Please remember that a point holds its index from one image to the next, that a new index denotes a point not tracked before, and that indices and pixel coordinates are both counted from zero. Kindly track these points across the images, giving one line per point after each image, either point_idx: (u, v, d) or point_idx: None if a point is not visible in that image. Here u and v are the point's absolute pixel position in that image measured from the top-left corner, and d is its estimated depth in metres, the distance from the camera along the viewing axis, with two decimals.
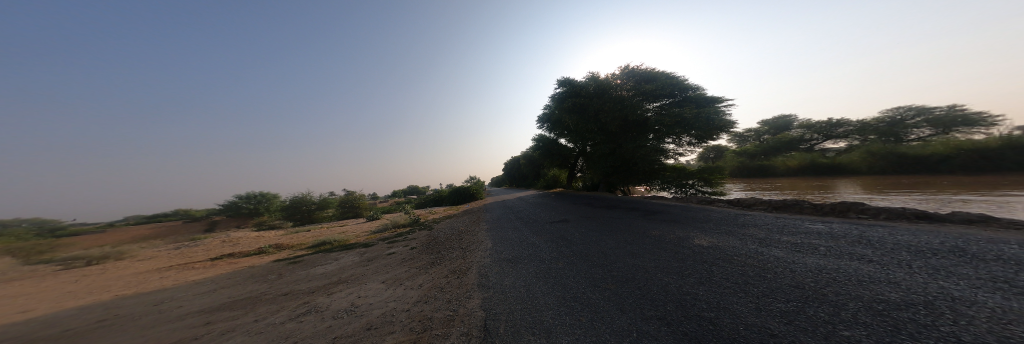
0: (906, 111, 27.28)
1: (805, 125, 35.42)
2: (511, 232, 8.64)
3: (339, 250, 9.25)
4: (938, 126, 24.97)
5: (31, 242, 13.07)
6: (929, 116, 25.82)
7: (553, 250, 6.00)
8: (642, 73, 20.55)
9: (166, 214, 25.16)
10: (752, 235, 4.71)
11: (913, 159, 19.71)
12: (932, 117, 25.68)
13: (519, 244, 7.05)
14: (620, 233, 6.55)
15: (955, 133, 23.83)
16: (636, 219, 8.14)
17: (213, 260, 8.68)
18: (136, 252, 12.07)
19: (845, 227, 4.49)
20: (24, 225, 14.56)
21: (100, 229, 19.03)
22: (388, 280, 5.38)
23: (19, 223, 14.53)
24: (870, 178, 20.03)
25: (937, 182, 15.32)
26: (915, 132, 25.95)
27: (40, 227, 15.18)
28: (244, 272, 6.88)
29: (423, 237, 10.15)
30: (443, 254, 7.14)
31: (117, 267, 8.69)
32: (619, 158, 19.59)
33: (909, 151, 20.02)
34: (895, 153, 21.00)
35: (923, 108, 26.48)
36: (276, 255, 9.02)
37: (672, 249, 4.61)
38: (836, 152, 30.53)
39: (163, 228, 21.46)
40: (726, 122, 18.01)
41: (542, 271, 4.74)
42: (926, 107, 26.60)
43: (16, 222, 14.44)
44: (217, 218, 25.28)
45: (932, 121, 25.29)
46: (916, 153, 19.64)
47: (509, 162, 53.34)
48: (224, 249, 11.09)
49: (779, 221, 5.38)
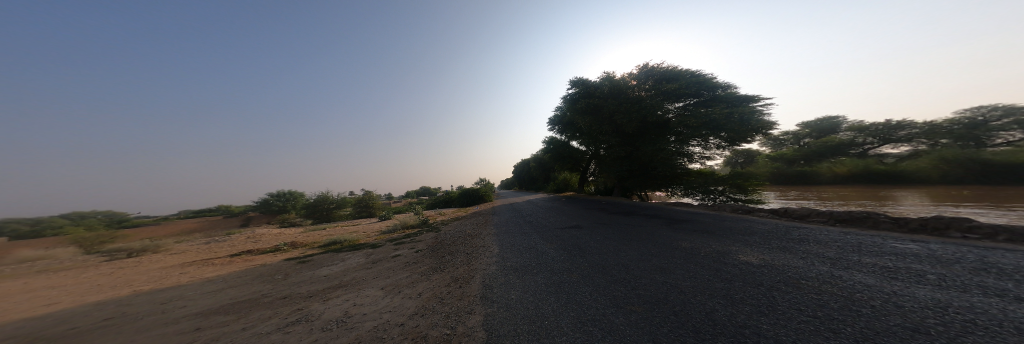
0: (991, 111, 23.49)
1: (857, 128, 31.73)
2: (520, 238, 8.07)
3: (348, 250, 9.18)
4: None
5: (91, 232, 14.48)
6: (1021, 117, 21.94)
7: (566, 259, 5.39)
8: (663, 71, 19.24)
9: (208, 209, 27.31)
10: (813, 253, 3.86)
11: (1002, 168, 16.72)
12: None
13: (527, 251, 6.51)
14: (642, 244, 5.80)
15: None
16: (659, 227, 7.29)
17: (231, 257, 8.89)
18: (170, 245, 12.85)
19: (951, 250, 3.48)
20: (96, 217, 16.59)
21: (154, 221, 21.14)
22: (387, 288, 5.02)
23: (93, 215, 16.58)
24: (942, 188, 17.26)
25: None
26: (1002, 136, 22.24)
27: (109, 219, 17.23)
28: (254, 270, 6.86)
29: (430, 240, 9.87)
30: (448, 259, 6.74)
31: (150, 260, 9.17)
32: (637, 162, 18.40)
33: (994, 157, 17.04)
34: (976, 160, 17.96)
35: (1013, 108, 22.61)
36: (288, 253, 9.12)
37: (710, 264, 3.84)
38: (897, 158, 26.92)
39: (205, 222, 23.36)
40: (763, 123, 16.30)
41: (552, 284, 4.16)
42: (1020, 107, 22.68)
43: (90, 213, 16.49)
44: (250, 214, 27.02)
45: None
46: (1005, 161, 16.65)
47: (520, 164, 52.93)
48: (244, 245, 11.49)
49: (848, 239, 4.41)
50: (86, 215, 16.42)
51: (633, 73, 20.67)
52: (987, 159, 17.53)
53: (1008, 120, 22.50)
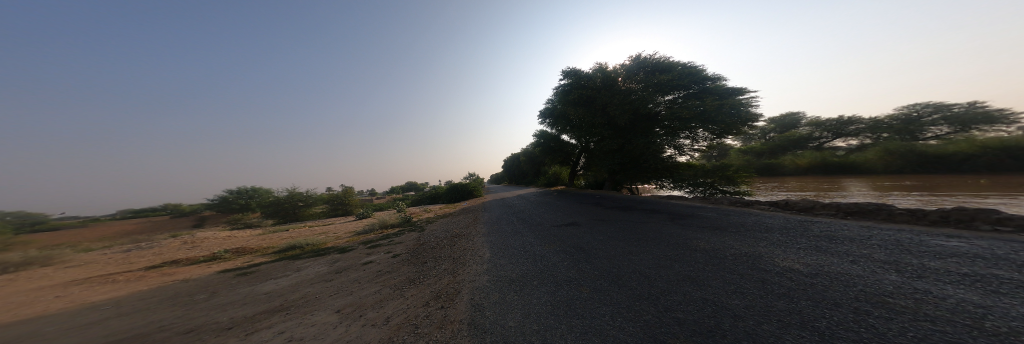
0: (924, 108, 26.35)
1: (815, 123, 34.28)
2: (514, 238, 7.31)
3: (308, 256, 7.82)
4: (957, 123, 23.78)
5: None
6: (948, 113, 24.82)
7: (572, 268, 4.70)
8: (655, 62, 18.87)
9: (154, 209, 23.81)
10: (858, 254, 3.32)
11: (935, 158, 18.63)
12: (950, 114, 24.60)
13: (522, 256, 5.73)
14: (651, 244, 5.18)
15: (975, 132, 22.55)
16: (661, 223, 6.80)
17: (150, 271, 7.13)
18: (80, 255, 10.44)
19: (1011, 250, 3.04)
20: None
21: (83, 223, 18.05)
22: (346, 310, 3.92)
23: None
24: (889, 178, 18.94)
25: (950, 181, 14.63)
26: (933, 130, 24.96)
27: None
28: (170, 292, 5.39)
29: (410, 242, 8.74)
30: (429, 266, 5.79)
31: (36, 277, 7.17)
32: (628, 155, 18.17)
33: (929, 149, 19.09)
34: (914, 151, 19.78)
35: (942, 105, 25.52)
36: (228, 263, 7.59)
37: (750, 272, 3.15)
38: (847, 151, 29.47)
39: (148, 223, 20.38)
40: (749, 116, 16.55)
41: (557, 305, 3.36)
42: (947, 104, 25.46)
43: None
44: (205, 214, 24.09)
45: (951, 119, 24.24)
46: (937, 152, 18.61)
47: (508, 159, 52.15)
48: (178, 253, 9.54)
49: (877, 236, 4.00)
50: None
51: (624, 64, 20.20)
52: (923, 150, 19.42)
53: (937, 115, 25.29)
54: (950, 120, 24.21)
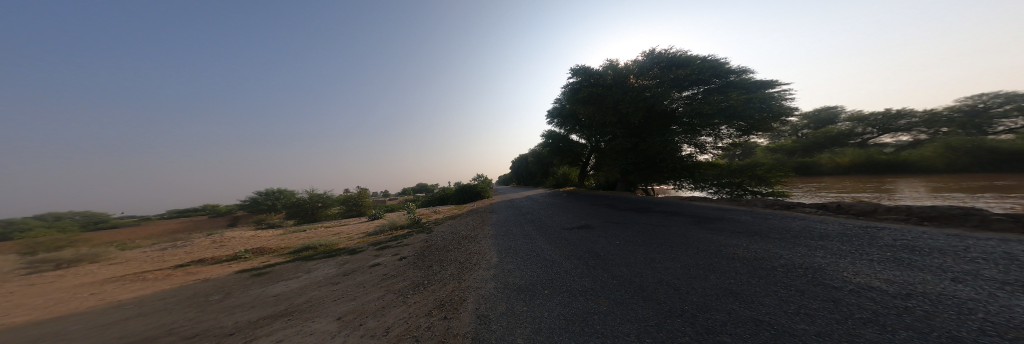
0: (993, 98, 23.16)
1: (857, 118, 31.20)
2: (523, 241, 6.94)
3: (319, 258, 7.88)
4: None
5: (49, 234, 13.12)
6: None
7: (587, 276, 4.25)
8: (672, 57, 17.83)
9: (194, 209, 25.85)
10: (956, 270, 2.65)
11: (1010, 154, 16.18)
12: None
13: (531, 261, 5.36)
14: (676, 250, 4.64)
15: None
16: (685, 227, 6.18)
17: (176, 269, 7.45)
18: (122, 252, 11.31)
19: None
20: (72, 217, 15.55)
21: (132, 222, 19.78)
22: (346, 318, 3.73)
23: (69, 216, 15.56)
24: (951, 177, 16.66)
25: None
26: (1005, 122, 21.83)
27: (84, 220, 16.06)
28: (188, 292, 5.51)
29: (418, 244, 8.60)
30: (435, 272, 5.55)
31: (80, 273, 7.72)
32: (643, 154, 17.23)
33: (1003, 144, 16.62)
34: (983, 147, 17.30)
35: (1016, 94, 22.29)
36: (245, 263, 7.78)
37: (811, 288, 2.60)
38: (897, 147, 26.47)
39: (187, 223, 22.06)
40: (781, 110, 15.13)
41: (572, 320, 2.94)
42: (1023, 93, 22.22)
43: (65, 214, 15.49)
44: (237, 214, 25.73)
45: None
46: (1014, 147, 16.16)
47: (518, 161, 51.72)
48: (205, 252, 10.04)
49: (972, 247, 3.25)
50: (59, 216, 15.51)
51: (638, 60, 19.29)
52: (995, 145, 16.94)
53: (1010, 106, 22.14)
54: None
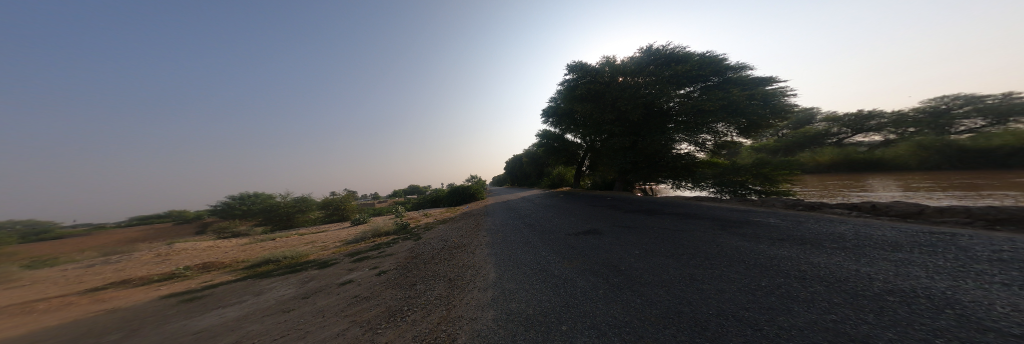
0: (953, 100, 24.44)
1: (831, 119, 31.93)
2: (525, 251, 5.96)
3: (278, 275, 6.57)
4: (991, 115, 21.97)
5: None
6: (980, 104, 22.99)
7: (616, 303, 3.30)
8: (671, 52, 17.34)
9: (157, 216, 23.20)
10: None
11: (976, 153, 16.55)
12: (983, 106, 22.81)
13: (537, 279, 4.37)
14: (719, 265, 3.77)
15: (1013, 123, 20.76)
16: (711, 233, 5.40)
17: (87, 296, 5.95)
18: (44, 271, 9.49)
19: None
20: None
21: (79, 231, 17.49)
22: None
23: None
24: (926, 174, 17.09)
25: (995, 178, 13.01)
26: (964, 123, 23.14)
27: None
28: (72, 333, 4.11)
29: (402, 254, 7.48)
30: (419, 294, 4.45)
31: None
32: (642, 152, 16.66)
33: (969, 143, 16.99)
34: (952, 147, 17.74)
35: (974, 96, 23.65)
36: (181, 285, 6.35)
37: (979, 339, 1.69)
38: (871, 146, 27.42)
39: (151, 230, 19.91)
40: (779, 107, 14.88)
41: None
42: (978, 95, 23.65)
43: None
44: (207, 220, 23.52)
45: (984, 110, 22.35)
46: (978, 146, 16.52)
47: (511, 161, 50.82)
48: (142, 270, 8.44)
49: None
50: None
51: (634, 56, 18.73)
52: (962, 145, 17.39)
53: (968, 108, 23.47)
54: (983, 111, 22.35)
